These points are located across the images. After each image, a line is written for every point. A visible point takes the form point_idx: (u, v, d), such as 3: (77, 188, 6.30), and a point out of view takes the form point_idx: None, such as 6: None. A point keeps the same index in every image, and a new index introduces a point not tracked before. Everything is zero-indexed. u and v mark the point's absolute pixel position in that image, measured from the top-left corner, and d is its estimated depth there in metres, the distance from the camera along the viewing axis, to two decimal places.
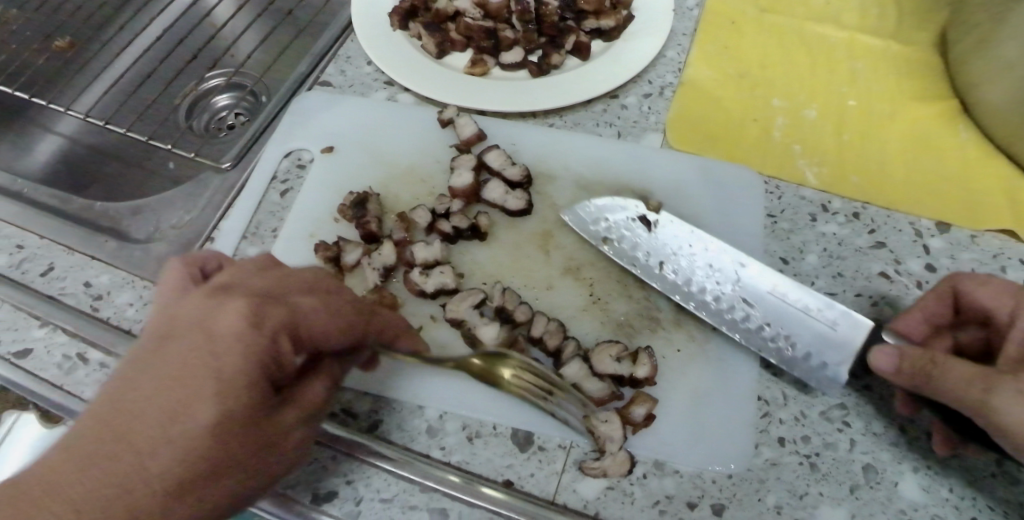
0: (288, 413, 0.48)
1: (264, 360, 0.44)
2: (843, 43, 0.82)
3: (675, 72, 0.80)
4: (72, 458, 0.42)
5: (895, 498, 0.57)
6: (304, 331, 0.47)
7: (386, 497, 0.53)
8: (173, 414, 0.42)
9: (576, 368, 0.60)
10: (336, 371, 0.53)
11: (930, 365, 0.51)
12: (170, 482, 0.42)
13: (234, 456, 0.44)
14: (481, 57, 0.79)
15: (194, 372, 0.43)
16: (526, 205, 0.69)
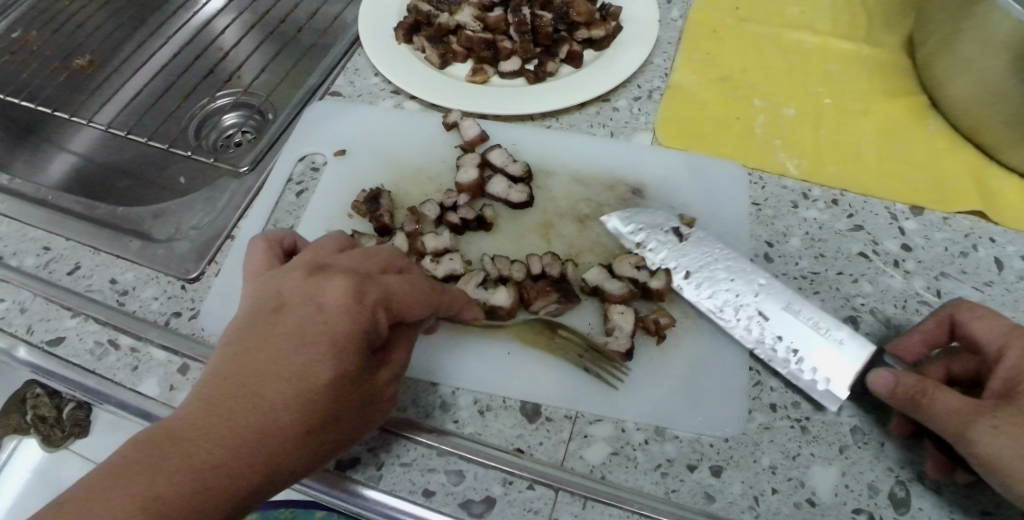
0: (382, 370, 0.54)
1: (367, 330, 0.51)
2: (817, 47, 0.88)
3: (662, 76, 0.86)
4: (207, 419, 0.46)
5: (882, 457, 0.61)
6: (397, 305, 0.53)
7: (405, 461, 0.57)
8: (291, 378, 0.48)
9: (596, 272, 0.68)
10: (409, 338, 0.57)
11: (920, 395, 0.55)
12: (294, 432, 0.48)
13: (343, 407, 0.50)
14: (482, 67, 0.85)
15: (306, 338, 0.49)
16: (528, 198, 0.73)
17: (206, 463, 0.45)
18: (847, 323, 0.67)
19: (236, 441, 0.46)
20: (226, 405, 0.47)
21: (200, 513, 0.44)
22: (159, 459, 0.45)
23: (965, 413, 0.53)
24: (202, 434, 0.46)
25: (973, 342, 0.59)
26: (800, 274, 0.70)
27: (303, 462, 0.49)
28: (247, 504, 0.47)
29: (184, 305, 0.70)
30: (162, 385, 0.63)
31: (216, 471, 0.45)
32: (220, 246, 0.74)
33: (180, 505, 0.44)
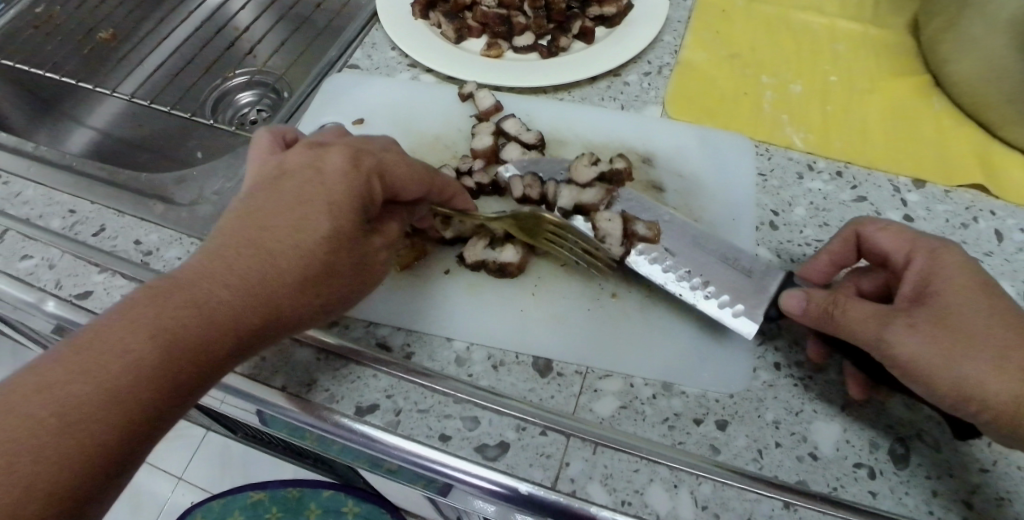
0: (377, 241, 0.60)
1: (361, 193, 0.58)
2: (823, 27, 0.90)
3: (672, 53, 0.88)
4: (218, 264, 0.53)
5: (883, 415, 0.63)
6: (389, 177, 0.60)
7: (423, 408, 0.58)
8: (292, 231, 0.55)
9: (567, 193, 0.71)
10: (404, 217, 0.64)
11: (833, 308, 0.57)
12: (294, 277, 0.54)
13: (341, 260, 0.57)
14: (496, 41, 0.87)
15: (307, 199, 0.56)
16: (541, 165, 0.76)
17: (214, 297, 0.51)
18: None
19: (243, 281, 0.53)
20: (234, 251, 0.53)
21: (217, 335, 0.51)
22: (174, 290, 0.51)
23: (874, 317, 0.55)
24: (214, 275, 0.52)
25: (880, 254, 0.62)
26: (805, 241, 0.72)
27: (303, 307, 0.55)
28: (253, 342, 0.53)
29: None
30: None
31: (223, 304, 0.51)
32: None
33: (193, 330, 0.50)
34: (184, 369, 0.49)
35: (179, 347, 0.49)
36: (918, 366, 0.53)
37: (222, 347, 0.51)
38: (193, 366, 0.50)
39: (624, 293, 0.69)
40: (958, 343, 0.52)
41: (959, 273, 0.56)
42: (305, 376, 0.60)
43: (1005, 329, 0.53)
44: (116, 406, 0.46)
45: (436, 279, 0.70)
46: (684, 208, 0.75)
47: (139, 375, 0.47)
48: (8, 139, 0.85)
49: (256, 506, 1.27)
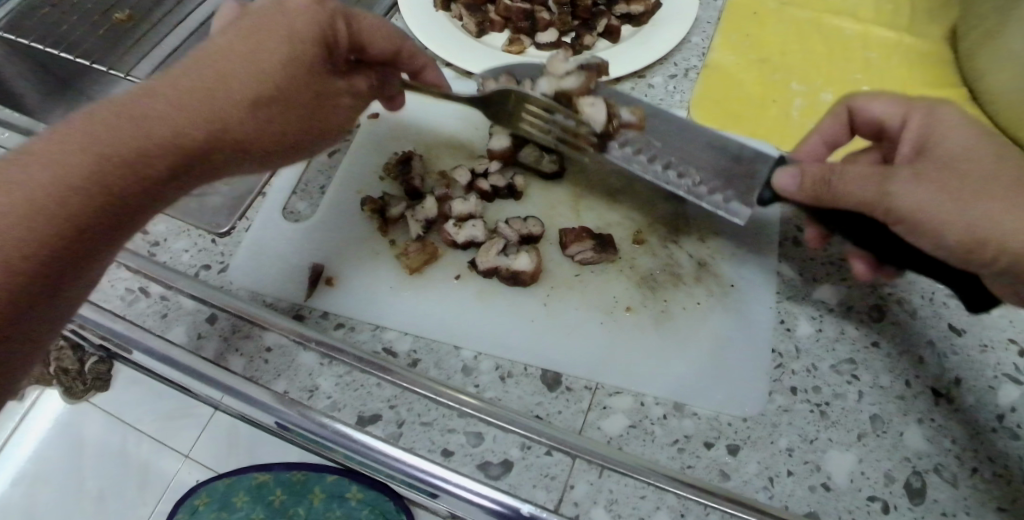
0: (339, 84, 0.62)
1: (323, 25, 0.57)
2: (858, 34, 0.86)
3: (700, 55, 0.85)
4: (159, 90, 0.50)
5: (900, 447, 0.61)
6: (355, 26, 0.61)
7: (426, 420, 0.57)
8: (249, 41, 0.54)
9: (546, 81, 0.69)
10: (375, 76, 0.68)
11: (830, 174, 0.57)
12: (249, 75, 0.53)
13: (295, 95, 0.56)
14: (518, 37, 0.84)
15: (257, 42, 0.54)
16: (559, 168, 0.73)
17: (157, 114, 0.49)
18: (872, 311, 0.67)
19: (189, 95, 0.50)
20: (179, 89, 0.50)
21: (167, 139, 0.49)
22: (102, 114, 0.48)
23: (875, 175, 0.55)
24: (160, 96, 0.50)
25: (874, 121, 0.66)
26: (828, 260, 0.70)
27: (261, 125, 0.54)
28: (194, 168, 0.51)
29: (214, 259, 0.71)
30: (191, 333, 0.64)
31: (166, 123, 0.49)
32: (252, 201, 0.75)
33: (132, 138, 0.47)
34: (119, 183, 0.47)
35: (116, 160, 0.47)
36: (916, 215, 0.54)
37: (161, 158, 0.49)
38: (127, 172, 0.47)
39: (640, 307, 0.66)
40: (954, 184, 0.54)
41: (948, 127, 0.58)
42: (307, 382, 0.60)
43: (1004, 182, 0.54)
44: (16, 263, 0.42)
45: (445, 284, 0.68)
46: (706, 217, 0.72)
47: (61, 209, 0.44)
48: (20, 119, 0.84)
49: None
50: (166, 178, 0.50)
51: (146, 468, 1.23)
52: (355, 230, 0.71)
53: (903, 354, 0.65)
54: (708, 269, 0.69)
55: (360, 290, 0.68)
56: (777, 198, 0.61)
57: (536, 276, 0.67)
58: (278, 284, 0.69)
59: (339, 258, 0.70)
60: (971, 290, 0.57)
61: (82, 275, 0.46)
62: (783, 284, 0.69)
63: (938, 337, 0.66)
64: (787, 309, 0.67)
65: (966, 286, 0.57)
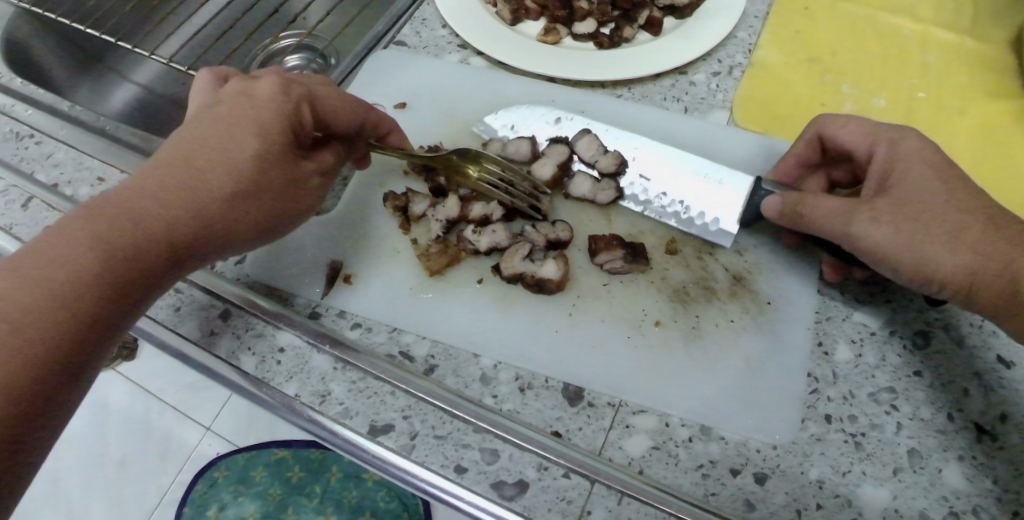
0: (309, 165, 0.61)
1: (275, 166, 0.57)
2: (916, 34, 0.80)
3: (746, 52, 0.80)
4: (141, 186, 0.53)
5: (937, 484, 0.57)
6: (318, 105, 0.61)
7: (440, 434, 0.55)
8: (221, 171, 0.55)
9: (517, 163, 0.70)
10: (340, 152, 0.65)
11: (801, 208, 0.60)
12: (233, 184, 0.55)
13: (268, 189, 0.57)
14: (554, 26, 0.80)
15: (220, 148, 0.55)
16: (616, 194, 0.68)
17: (151, 211, 0.52)
18: (916, 337, 0.63)
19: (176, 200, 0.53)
20: (154, 180, 0.53)
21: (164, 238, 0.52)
22: (93, 220, 0.50)
23: (841, 213, 0.58)
24: (153, 193, 0.52)
25: (844, 149, 0.64)
26: (873, 279, 0.66)
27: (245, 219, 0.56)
28: (180, 261, 0.54)
29: None
30: (204, 330, 0.62)
31: (154, 222, 0.52)
32: None
33: (124, 236, 0.50)
34: (128, 279, 0.50)
35: (116, 245, 0.50)
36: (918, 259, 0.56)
37: (157, 257, 0.52)
38: (130, 278, 0.50)
39: (669, 323, 0.64)
40: (915, 222, 0.56)
41: (910, 157, 0.59)
42: (319, 386, 0.58)
43: (961, 216, 0.56)
44: (72, 299, 0.48)
45: (467, 288, 0.66)
46: (744, 230, 0.68)
47: (85, 268, 0.48)
48: (45, 96, 0.82)
49: (279, 463, 1.24)
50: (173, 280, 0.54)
51: (172, 431, 1.28)
52: (378, 226, 0.69)
53: (947, 385, 0.61)
54: (742, 284, 0.66)
55: (379, 290, 0.66)
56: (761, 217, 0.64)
57: (562, 284, 0.64)
58: (294, 280, 0.67)
59: (360, 256, 0.68)
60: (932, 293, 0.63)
61: (91, 367, 0.49)
62: (822, 304, 0.65)
63: (985, 369, 0.62)
64: (825, 330, 0.64)
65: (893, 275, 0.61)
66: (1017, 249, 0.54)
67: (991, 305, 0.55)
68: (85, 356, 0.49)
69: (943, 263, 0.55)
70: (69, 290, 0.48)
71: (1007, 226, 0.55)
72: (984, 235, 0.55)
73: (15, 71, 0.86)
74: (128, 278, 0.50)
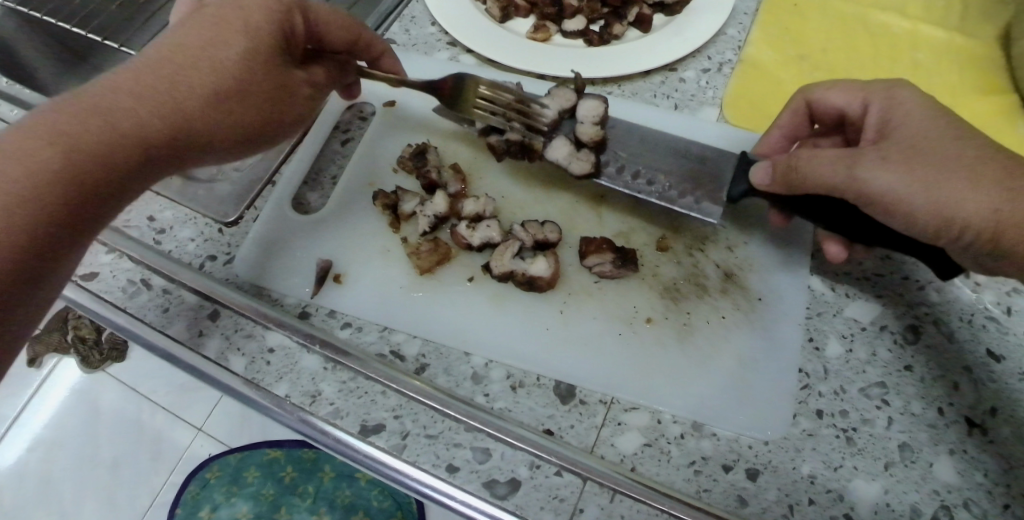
0: (298, 75, 0.61)
1: (263, 68, 0.57)
2: (905, 32, 0.80)
3: (735, 49, 0.80)
4: (118, 83, 0.53)
5: (928, 479, 0.58)
6: (311, 14, 0.61)
7: (432, 433, 0.55)
8: (208, 68, 0.55)
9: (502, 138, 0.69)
10: (330, 65, 0.66)
11: (792, 164, 0.58)
12: (216, 80, 0.55)
13: (254, 87, 0.57)
14: (544, 23, 0.79)
15: (208, 44, 0.55)
16: (599, 136, 0.66)
17: (124, 108, 0.52)
18: (907, 332, 0.63)
19: (163, 96, 0.54)
20: (137, 80, 0.53)
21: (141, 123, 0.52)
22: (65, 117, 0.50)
23: (841, 162, 0.56)
24: (129, 89, 0.53)
25: (834, 110, 0.66)
26: (863, 275, 0.66)
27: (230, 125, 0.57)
28: (156, 162, 0.54)
29: (220, 249, 0.69)
30: (192, 331, 0.62)
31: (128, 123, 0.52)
32: (261, 190, 0.73)
33: (93, 130, 0.50)
34: (104, 157, 0.51)
35: (93, 133, 0.50)
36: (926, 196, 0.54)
37: (133, 145, 0.52)
38: (98, 164, 0.50)
39: (660, 320, 0.64)
40: (926, 164, 0.54)
41: (911, 109, 0.59)
42: (309, 386, 0.58)
43: (968, 150, 0.54)
44: (45, 173, 0.48)
45: (458, 287, 0.65)
46: (735, 226, 0.68)
47: (63, 151, 0.49)
48: (31, 97, 0.82)
49: (271, 464, 1.23)
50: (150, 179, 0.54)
51: (164, 432, 1.28)
52: (368, 225, 0.69)
53: (937, 379, 0.61)
54: (733, 280, 0.66)
55: (369, 288, 0.66)
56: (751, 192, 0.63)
57: (553, 282, 0.64)
58: (285, 280, 0.67)
59: (350, 255, 0.68)
60: (942, 262, 0.58)
61: (64, 260, 0.49)
62: (813, 299, 0.65)
63: (975, 363, 0.62)
64: (816, 326, 0.64)
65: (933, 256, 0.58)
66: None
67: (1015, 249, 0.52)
68: (48, 256, 0.48)
69: (965, 205, 0.53)
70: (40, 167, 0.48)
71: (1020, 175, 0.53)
72: (1006, 173, 0.53)
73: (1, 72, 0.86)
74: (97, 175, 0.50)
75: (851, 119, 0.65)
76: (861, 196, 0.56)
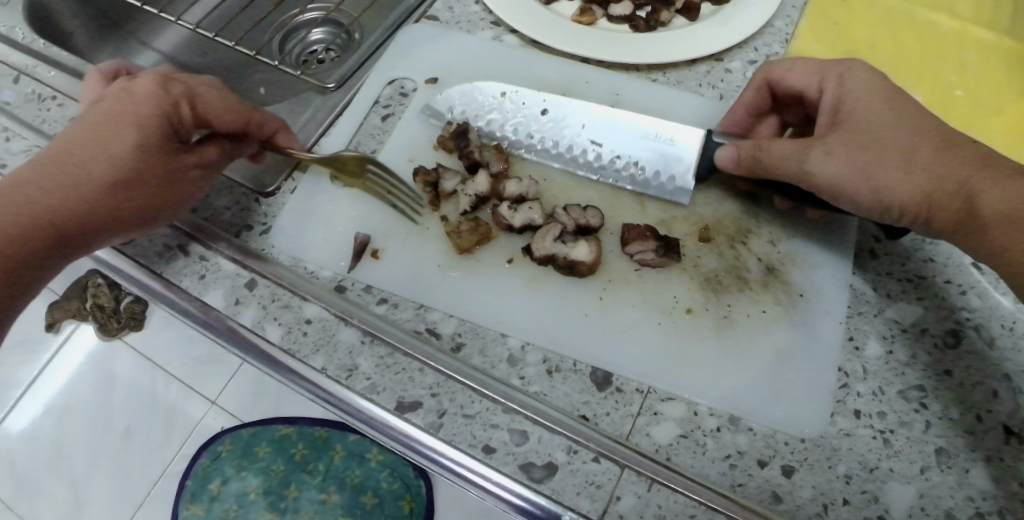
0: (188, 158, 0.63)
1: (154, 166, 0.61)
2: (954, 32, 0.79)
3: (782, 42, 0.78)
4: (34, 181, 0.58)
5: (965, 485, 0.57)
6: (200, 105, 0.62)
7: (469, 413, 0.55)
8: (105, 159, 0.59)
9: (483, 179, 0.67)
10: (227, 150, 0.66)
11: (759, 152, 0.61)
12: (103, 176, 0.59)
13: (141, 172, 0.60)
14: (590, 6, 0.78)
15: (103, 132, 0.60)
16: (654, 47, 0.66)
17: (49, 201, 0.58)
18: (948, 336, 0.63)
19: (54, 187, 0.58)
20: (60, 159, 0.59)
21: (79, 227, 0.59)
22: (16, 188, 0.58)
23: (825, 185, 0.59)
24: (47, 184, 0.58)
25: (793, 91, 0.66)
26: (905, 276, 0.65)
27: (143, 196, 0.61)
28: (80, 237, 0.60)
29: (257, 219, 0.68)
30: (228, 298, 0.61)
31: (119, 144, 0.59)
32: (299, 162, 0.71)
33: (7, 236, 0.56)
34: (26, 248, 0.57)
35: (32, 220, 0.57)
36: (890, 186, 0.56)
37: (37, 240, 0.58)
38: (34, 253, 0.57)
39: (700, 311, 0.63)
40: (868, 151, 0.57)
41: (864, 89, 0.60)
42: (346, 360, 0.57)
43: (908, 147, 0.56)
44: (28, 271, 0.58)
45: (497, 268, 0.65)
46: (777, 221, 0.68)
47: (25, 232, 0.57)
48: (68, 58, 0.80)
49: (282, 441, 1.13)
50: (221, 164, 0.65)
51: None
52: (407, 201, 0.68)
53: (977, 386, 0.61)
54: (775, 275, 0.65)
55: (407, 265, 0.65)
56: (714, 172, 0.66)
57: (594, 267, 0.64)
58: (322, 253, 0.66)
59: (389, 231, 0.67)
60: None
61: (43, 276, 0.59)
62: (854, 299, 0.64)
63: (1016, 370, 0.61)
64: (857, 325, 0.63)
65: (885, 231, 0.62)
66: (973, 167, 0.55)
67: (947, 227, 0.56)
68: (42, 266, 0.59)
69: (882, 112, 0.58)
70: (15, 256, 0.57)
71: (957, 146, 0.56)
72: (934, 156, 0.56)
73: (38, 31, 0.85)
74: (64, 224, 0.59)
75: (807, 99, 0.65)
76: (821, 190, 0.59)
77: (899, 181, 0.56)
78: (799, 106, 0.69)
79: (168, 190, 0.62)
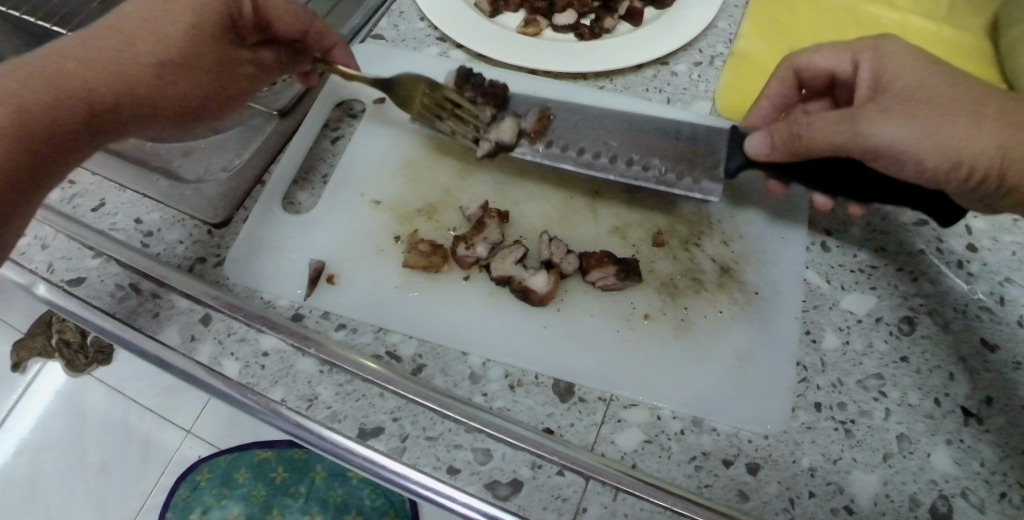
0: (242, 55, 0.64)
1: (212, 52, 0.61)
2: (893, 23, 0.80)
3: (726, 42, 0.80)
4: (67, 58, 0.55)
5: (926, 469, 0.58)
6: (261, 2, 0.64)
7: (432, 435, 0.55)
8: (155, 39, 0.58)
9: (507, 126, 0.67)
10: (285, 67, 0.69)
11: (798, 129, 0.59)
12: (155, 60, 0.58)
13: (200, 63, 0.60)
14: (535, 17, 0.79)
15: (161, 13, 0.59)
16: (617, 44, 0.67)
17: (150, 73, 0.58)
18: (902, 323, 0.64)
19: (114, 58, 0.56)
20: (120, 35, 0.57)
21: (115, 110, 0.57)
22: (66, 58, 0.55)
23: (881, 152, 0.58)
24: (91, 60, 0.56)
25: (821, 71, 0.69)
26: (857, 267, 0.66)
27: (190, 89, 0.61)
28: (117, 120, 0.58)
29: (210, 251, 0.68)
30: (184, 336, 0.61)
31: (174, 25, 0.58)
32: (251, 191, 0.72)
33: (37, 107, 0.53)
34: (54, 121, 0.53)
35: (56, 97, 0.54)
36: (959, 147, 0.55)
37: (77, 113, 0.55)
38: (49, 133, 0.53)
39: (658, 316, 0.63)
40: (926, 109, 0.57)
41: (900, 54, 0.62)
42: (305, 390, 0.57)
43: (960, 98, 0.57)
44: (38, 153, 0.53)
45: (453, 285, 0.64)
46: (730, 220, 0.68)
47: (48, 108, 0.53)
48: None
49: (262, 465, 1.19)
50: (271, 72, 0.68)
51: (152, 436, 1.24)
52: (360, 224, 0.68)
53: (933, 370, 0.62)
54: (730, 274, 0.66)
55: (362, 289, 0.65)
56: (749, 163, 0.63)
57: (546, 299, 0.63)
58: (277, 282, 0.66)
59: (342, 256, 0.67)
60: None
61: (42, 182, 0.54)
62: (809, 292, 0.65)
63: (969, 352, 0.62)
64: (813, 318, 0.64)
65: (934, 202, 0.60)
66: None
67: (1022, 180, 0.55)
68: (49, 150, 0.54)
69: (904, 74, 0.60)
70: (23, 134, 0.52)
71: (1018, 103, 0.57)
72: (1001, 110, 0.56)
73: None
74: (107, 104, 0.56)
75: (840, 77, 0.68)
76: (874, 155, 0.58)
77: (959, 132, 0.56)
78: (828, 94, 0.73)
79: (220, 84, 0.63)
